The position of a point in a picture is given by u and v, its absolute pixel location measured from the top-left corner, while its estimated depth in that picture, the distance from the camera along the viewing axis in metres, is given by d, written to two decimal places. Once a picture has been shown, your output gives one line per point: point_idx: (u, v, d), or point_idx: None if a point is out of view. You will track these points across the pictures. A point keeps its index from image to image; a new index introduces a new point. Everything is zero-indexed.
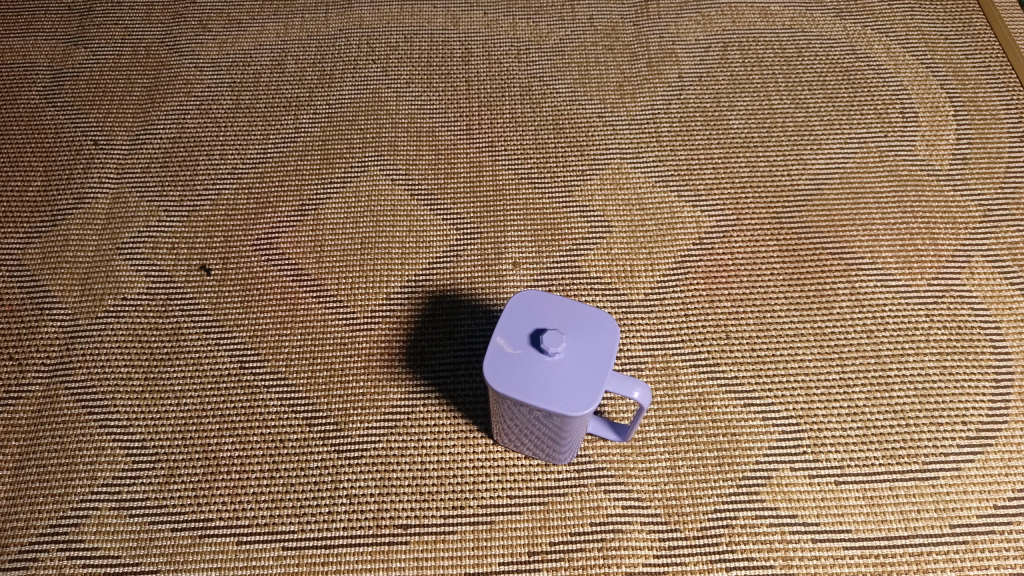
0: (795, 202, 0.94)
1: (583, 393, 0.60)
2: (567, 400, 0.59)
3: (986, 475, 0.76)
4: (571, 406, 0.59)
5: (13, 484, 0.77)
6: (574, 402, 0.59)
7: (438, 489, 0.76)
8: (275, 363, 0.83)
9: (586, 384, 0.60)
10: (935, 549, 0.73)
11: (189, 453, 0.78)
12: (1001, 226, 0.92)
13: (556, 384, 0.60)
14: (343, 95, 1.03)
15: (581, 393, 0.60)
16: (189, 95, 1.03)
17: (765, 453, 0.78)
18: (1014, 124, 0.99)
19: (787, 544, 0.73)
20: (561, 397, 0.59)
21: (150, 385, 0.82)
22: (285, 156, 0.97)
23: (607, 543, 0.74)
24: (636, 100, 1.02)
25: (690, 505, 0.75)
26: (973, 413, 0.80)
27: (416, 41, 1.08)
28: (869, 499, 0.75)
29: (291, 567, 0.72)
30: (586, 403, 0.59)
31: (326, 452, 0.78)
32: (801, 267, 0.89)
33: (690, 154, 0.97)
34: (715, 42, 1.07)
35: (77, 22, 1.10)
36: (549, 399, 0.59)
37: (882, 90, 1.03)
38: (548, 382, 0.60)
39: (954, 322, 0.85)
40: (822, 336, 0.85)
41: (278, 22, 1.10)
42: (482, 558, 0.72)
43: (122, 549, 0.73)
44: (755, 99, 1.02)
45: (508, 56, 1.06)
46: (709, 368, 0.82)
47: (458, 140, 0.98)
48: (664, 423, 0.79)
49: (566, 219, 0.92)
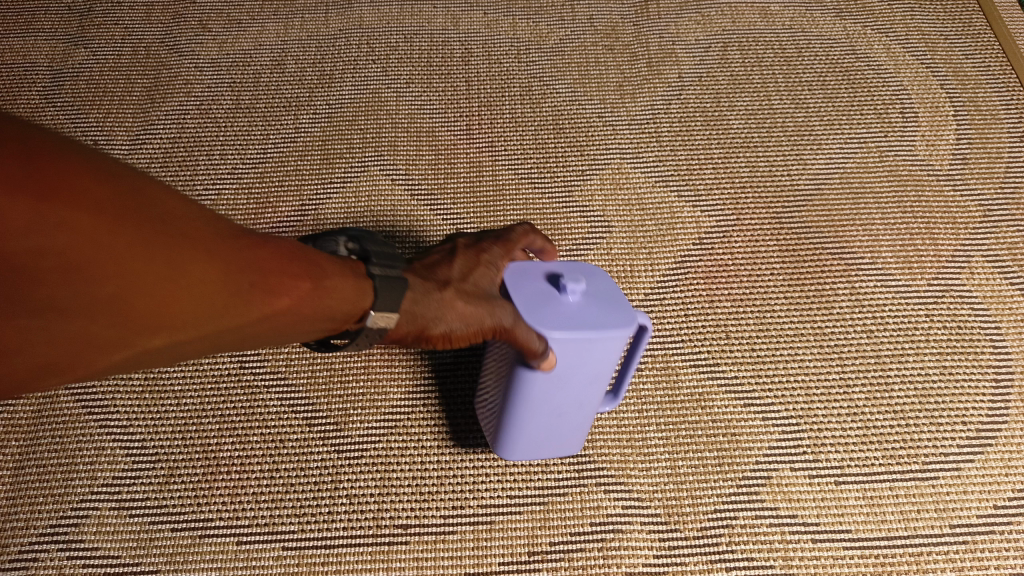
0: (796, 202, 0.94)
1: (617, 310, 0.60)
2: (611, 319, 0.59)
3: (987, 475, 0.77)
4: (618, 321, 0.59)
5: (13, 484, 0.77)
6: (616, 317, 0.60)
7: (438, 488, 0.76)
8: (275, 363, 0.83)
9: (615, 303, 0.61)
10: (935, 549, 0.73)
11: (190, 452, 0.78)
12: (1001, 226, 0.92)
13: (593, 311, 0.60)
14: (343, 95, 1.03)
15: (615, 310, 0.60)
16: (190, 95, 1.03)
17: (765, 453, 0.78)
18: (1014, 124, 0.99)
19: (788, 544, 0.74)
20: (605, 320, 0.59)
21: (150, 385, 0.81)
22: (285, 156, 0.97)
23: (607, 543, 0.74)
24: (636, 100, 1.02)
25: (690, 503, 0.75)
26: (973, 413, 0.80)
27: (417, 41, 1.08)
28: (869, 499, 0.76)
29: (291, 567, 0.73)
30: (628, 316, 0.60)
31: (326, 452, 0.78)
32: (801, 267, 0.89)
33: (690, 154, 0.97)
34: (715, 42, 1.07)
35: (77, 22, 1.10)
36: (595, 325, 0.59)
37: (881, 90, 1.03)
38: (587, 312, 0.60)
39: (955, 322, 0.85)
40: (822, 336, 0.85)
41: (279, 22, 1.10)
42: (482, 558, 0.73)
43: (122, 549, 0.73)
44: (755, 98, 1.02)
45: (509, 57, 1.06)
46: (709, 368, 0.82)
47: (458, 140, 0.98)
48: (664, 423, 0.79)
49: (566, 219, 0.92)
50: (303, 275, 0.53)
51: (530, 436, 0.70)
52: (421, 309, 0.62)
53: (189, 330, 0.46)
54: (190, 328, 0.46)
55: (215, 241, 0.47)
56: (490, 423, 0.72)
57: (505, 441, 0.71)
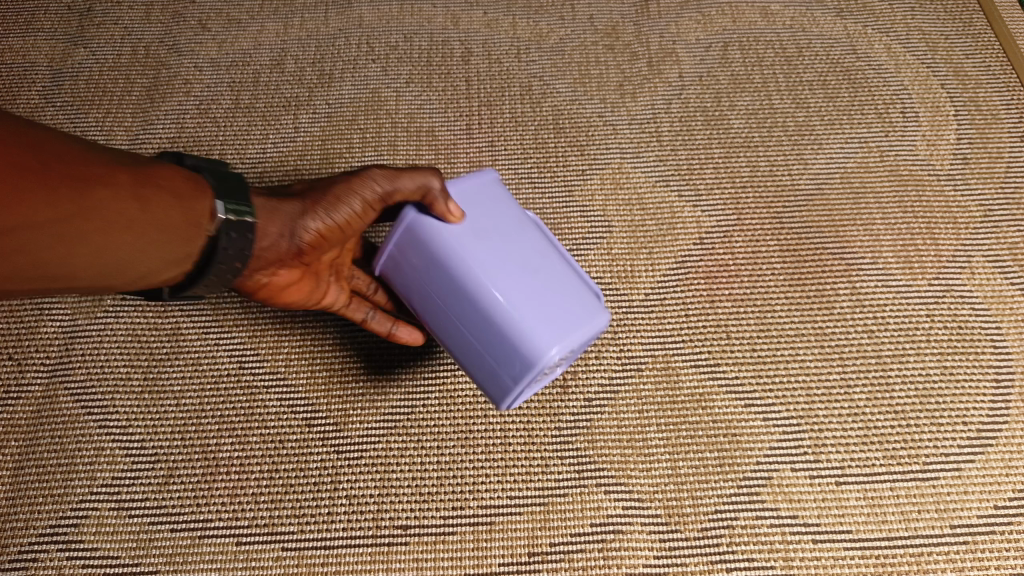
0: (796, 202, 0.93)
1: None
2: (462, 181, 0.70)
3: (988, 475, 0.77)
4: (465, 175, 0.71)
5: (13, 484, 0.76)
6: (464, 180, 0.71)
7: (438, 489, 0.76)
8: (275, 362, 0.82)
9: None
10: (936, 549, 0.74)
11: (189, 452, 0.78)
12: (1001, 226, 0.92)
13: None
14: (342, 95, 1.02)
15: None
16: (189, 95, 1.03)
17: (765, 453, 0.78)
18: (1015, 124, 0.99)
19: (788, 545, 0.74)
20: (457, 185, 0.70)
21: (150, 385, 0.81)
22: (285, 156, 0.97)
23: (607, 544, 0.74)
24: (636, 100, 1.02)
25: (690, 504, 0.75)
26: (973, 413, 0.80)
27: (416, 41, 1.07)
28: (869, 499, 0.76)
29: (291, 568, 0.73)
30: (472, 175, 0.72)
31: (326, 452, 0.78)
32: (802, 267, 0.89)
33: (690, 154, 0.97)
34: (715, 42, 1.07)
35: (76, 22, 1.09)
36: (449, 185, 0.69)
37: (882, 90, 1.02)
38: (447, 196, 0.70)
39: (955, 322, 0.85)
40: (823, 336, 0.84)
41: (278, 21, 1.09)
42: (482, 558, 0.73)
43: (122, 549, 0.74)
44: (755, 98, 1.02)
45: (509, 56, 1.05)
46: (710, 368, 0.82)
47: (458, 140, 0.98)
48: (664, 424, 0.79)
49: (566, 219, 0.92)
50: (128, 177, 0.55)
51: (541, 310, 0.61)
52: (280, 206, 0.67)
53: (78, 226, 0.52)
54: (80, 227, 0.52)
55: (70, 154, 0.52)
56: (509, 353, 0.61)
57: (529, 342, 0.60)
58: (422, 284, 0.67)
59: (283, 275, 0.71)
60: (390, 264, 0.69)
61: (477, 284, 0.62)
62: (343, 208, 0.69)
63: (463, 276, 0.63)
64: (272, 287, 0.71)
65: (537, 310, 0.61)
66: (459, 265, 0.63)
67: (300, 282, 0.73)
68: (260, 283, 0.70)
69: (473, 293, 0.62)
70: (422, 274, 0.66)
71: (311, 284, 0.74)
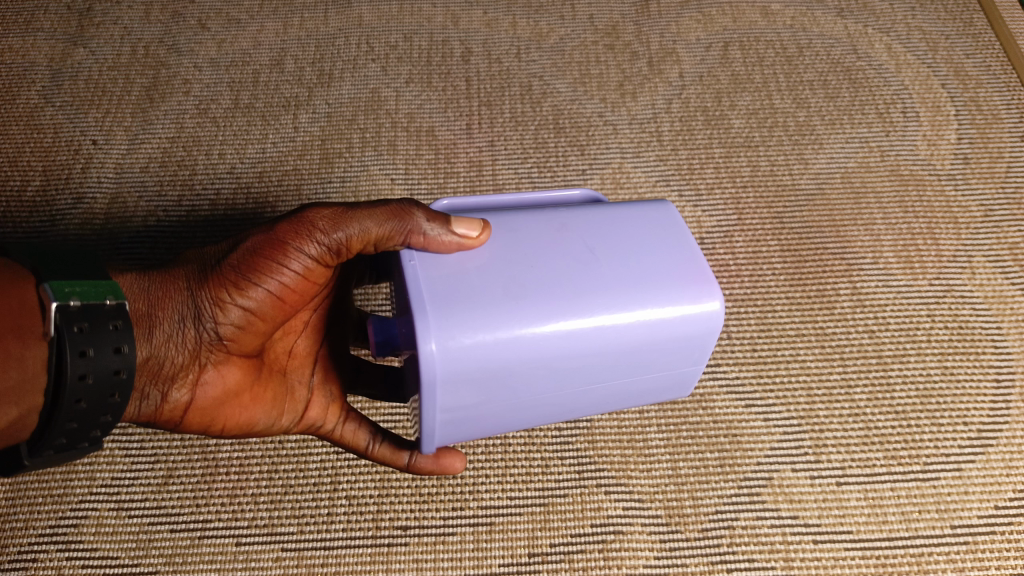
0: (796, 202, 0.93)
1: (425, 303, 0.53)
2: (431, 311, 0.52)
3: (988, 475, 0.77)
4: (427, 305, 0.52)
5: (12, 485, 0.76)
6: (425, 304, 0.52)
7: (438, 490, 0.76)
8: None
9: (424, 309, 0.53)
10: (936, 549, 0.73)
11: (189, 453, 0.78)
12: (1002, 226, 0.91)
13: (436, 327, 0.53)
14: (342, 94, 1.02)
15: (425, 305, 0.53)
16: (188, 94, 1.02)
17: (765, 454, 0.78)
18: (1014, 124, 0.99)
19: (789, 545, 0.74)
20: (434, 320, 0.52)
21: None
22: (284, 156, 0.97)
23: (607, 545, 0.73)
24: (636, 99, 1.02)
25: (691, 504, 0.75)
26: (974, 414, 0.80)
27: (416, 40, 1.07)
28: (870, 500, 0.76)
29: (291, 568, 0.73)
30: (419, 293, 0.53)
31: (325, 453, 0.78)
32: (802, 267, 0.88)
33: (690, 153, 0.97)
34: (715, 42, 1.07)
35: (76, 21, 1.09)
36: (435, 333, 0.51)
37: (882, 90, 1.02)
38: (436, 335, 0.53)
39: (956, 322, 0.85)
40: (823, 336, 0.84)
41: (278, 21, 1.09)
42: (482, 559, 0.73)
43: (122, 550, 0.73)
44: (755, 98, 1.02)
45: (509, 56, 1.05)
46: (710, 368, 0.82)
47: (458, 140, 0.98)
48: (664, 424, 0.79)
49: None
50: None
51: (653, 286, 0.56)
52: (163, 287, 0.62)
53: None
54: None
55: None
56: (680, 355, 0.59)
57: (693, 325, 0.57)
58: (520, 387, 0.56)
59: (211, 380, 0.64)
60: (456, 414, 0.56)
61: (588, 340, 0.54)
62: (272, 275, 0.61)
63: (565, 340, 0.54)
64: (205, 403, 0.64)
65: (654, 293, 0.56)
66: (541, 342, 0.53)
67: (242, 390, 0.66)
68: (182, 399, 0.63)
69: (595, 344, 0.55)
70: (507, 385, 0.55)
71: (262, 389, 0.68)
